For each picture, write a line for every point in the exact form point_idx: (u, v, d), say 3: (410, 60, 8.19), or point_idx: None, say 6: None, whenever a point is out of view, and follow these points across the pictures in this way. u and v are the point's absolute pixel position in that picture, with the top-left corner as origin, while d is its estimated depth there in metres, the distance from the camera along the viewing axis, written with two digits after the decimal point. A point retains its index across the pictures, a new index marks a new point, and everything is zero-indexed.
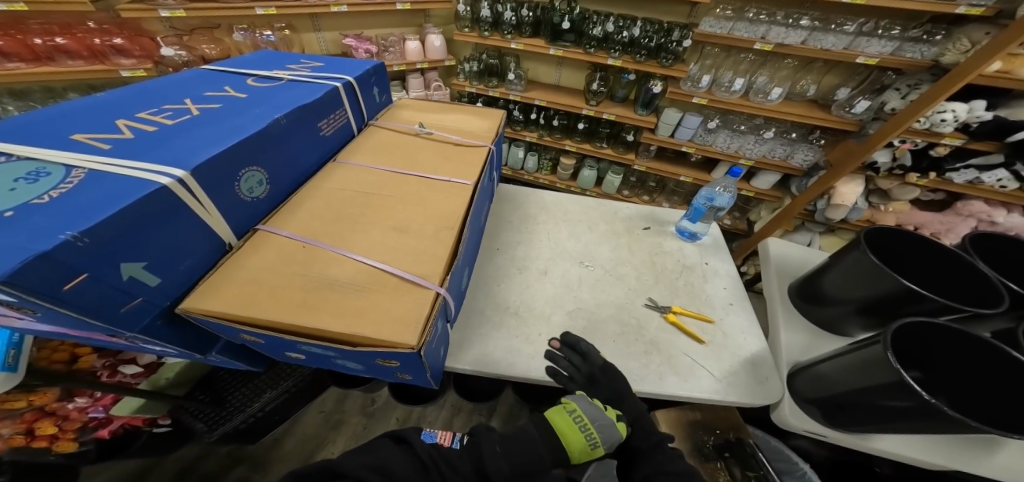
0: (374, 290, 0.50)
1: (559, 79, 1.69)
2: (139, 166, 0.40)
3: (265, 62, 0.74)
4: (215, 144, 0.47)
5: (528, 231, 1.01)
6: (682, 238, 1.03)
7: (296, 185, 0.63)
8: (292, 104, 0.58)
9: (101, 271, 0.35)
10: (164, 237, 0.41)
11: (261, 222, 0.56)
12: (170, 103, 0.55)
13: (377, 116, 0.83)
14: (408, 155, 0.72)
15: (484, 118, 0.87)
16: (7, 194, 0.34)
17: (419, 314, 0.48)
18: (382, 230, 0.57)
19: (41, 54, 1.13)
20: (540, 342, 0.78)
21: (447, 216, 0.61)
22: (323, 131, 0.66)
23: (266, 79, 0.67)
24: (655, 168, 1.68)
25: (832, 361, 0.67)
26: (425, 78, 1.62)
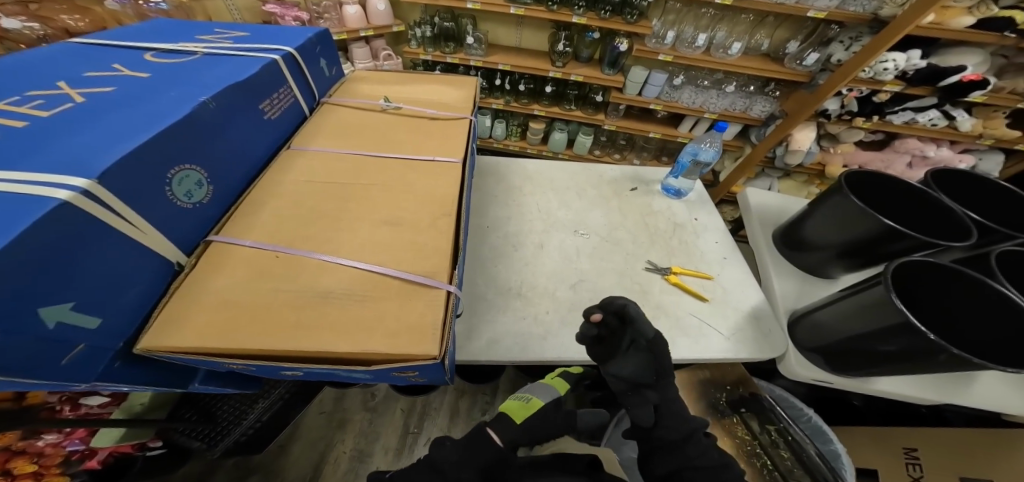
0: (377, 297, 0.43)
1: (520, 41, 1.58)
2: (24, 176, 0.29)
3: (166, 31, 0.57)
4: (127, 138, 0.35)
5: (516, 204, 0.94)
6: (668, 196, 1.02)
7: (249, 180, 0.52)
8: (219, 81, 0.45)
9: (6, 327, 0.26)
10: (87, 267, 0.31)
11: (213, 230, 0.45)
12: (39, 88, 0.40)
13: (330, 92, 0.70)
14: (379, 134, 0.62)
15: (455, 87, 0.77)
16: None
17: (434, 319, 0.42)
18: (367, 225, 0.48)
19: None
20: (549, 321, 0.75)
21: (441, 201, 0.53)
22: (267, 113, 0.54)
23: (172, 52, 0.51)
24: (625, 127, 1.65)
25: (831, 308, 0.70)
26: (371, 47, 1.44)
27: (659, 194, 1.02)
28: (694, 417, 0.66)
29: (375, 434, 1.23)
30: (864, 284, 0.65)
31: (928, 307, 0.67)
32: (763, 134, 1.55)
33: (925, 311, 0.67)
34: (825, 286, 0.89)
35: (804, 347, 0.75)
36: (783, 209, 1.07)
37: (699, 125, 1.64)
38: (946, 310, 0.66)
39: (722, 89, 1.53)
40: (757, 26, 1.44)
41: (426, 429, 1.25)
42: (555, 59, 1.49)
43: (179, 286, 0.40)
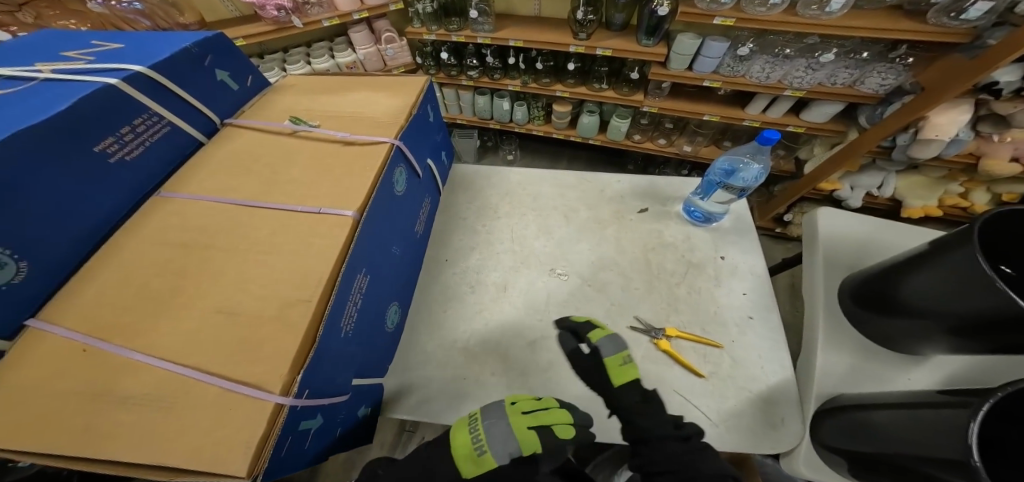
0: (186, 405, 0.34)
1: (539, 9, 1.31)
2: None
3: (25, 51, 0.48)
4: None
5: (484, 231, 0.79)
6: (693, 219, 0.77)
7: (102, 238, 0.44)
8: (20, 125, 0.36)
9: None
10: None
11: (44, 311, 0.38)
12: None
13: (236, 114, 0.61)
14: (271, 169, 0.51)
15: (391, 94, 0.62)
16: None
17: (250, 436, 0.32)
18: (205, 313, 0.39)
19: None
20: (491, 385, 0.61)
21: (309, 275, 0.42)
22: (113, 156, 0.44)
23: (9, 82, 0.42)
24: (669, 108, 1.32)
25: (884, 413, 0.43)
26: (373, 30, 1.32)
27: (676, 219, 0.78)
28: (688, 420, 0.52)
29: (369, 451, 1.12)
30: (945, 395, 0.39)
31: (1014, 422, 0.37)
32: (880, 115, 1.10)
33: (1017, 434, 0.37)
34: (901, 363, 0.59)
35: (824, 444, 0.51)
36: (868, 242, 0.74)
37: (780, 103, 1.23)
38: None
39: (814, 58, 1.11)
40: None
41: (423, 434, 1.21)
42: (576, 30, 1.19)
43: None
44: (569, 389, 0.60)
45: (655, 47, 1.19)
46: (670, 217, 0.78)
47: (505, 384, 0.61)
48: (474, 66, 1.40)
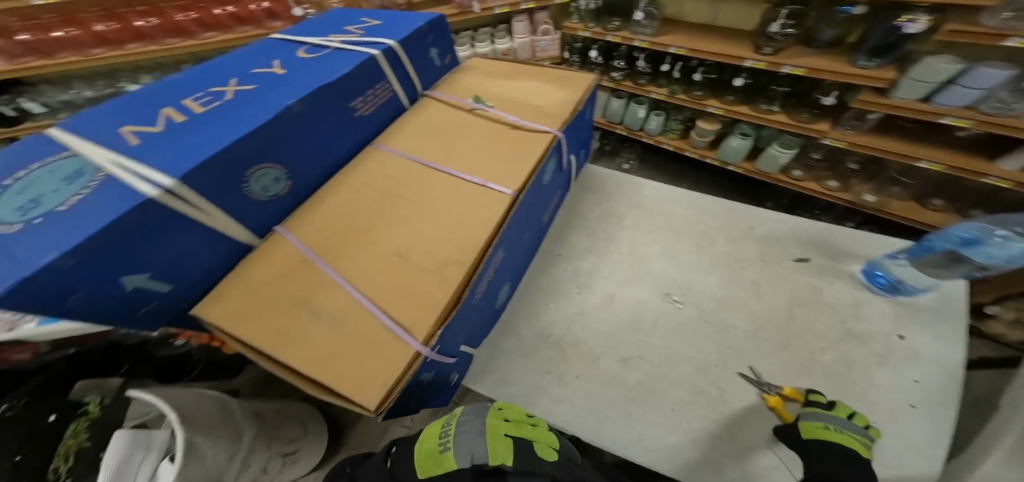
0: (353, 333, 0.41)
1: (717, 16, 1.27)
2: (139, 170, 0.37)
3: (325, 26, 0.67)
4: (220, 140, 0.41)
5: (605, 238, 0.78)
6: (878, 283, 0.64)
7: (326, 174, 0.57)
8: (317, 83, 0.49)
9: (90, 290, 0.34)
10: (170, 243, 0.39)
11: (281, 223, 0.51)
12: (217, 84, 0.51)
13: (433, 85, 0.70)
14: (447, 139, 0.60)
15: (560, 87, 0.65)
16: (48, 197, 0.36)
17: (387, 375, 0.38)
18: (382, 253, 0.47)
19: (108, 38, 1.09)
20: (575, 387, 0.61)
21: (465, 241, 0.47)
22: (358, 111, 0.57)
23: (316, 48, 0.59)
24: (859, 146, 1.13)
25: None
26: (532, 20, 1.39)
27: (850, 278, 0.66)
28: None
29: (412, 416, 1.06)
30: None
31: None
32: None
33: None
34: None
35: None
36: None
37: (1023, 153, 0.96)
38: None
39: None
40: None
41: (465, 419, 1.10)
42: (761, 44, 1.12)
43: (241, 264, 0.47)
44: (655, 419, 0.56)
45: (879, 69, 1.01)
46: (841, 276, 0.67)
47: (588, 388, 0.61)
48: (621, 67, 1.39)
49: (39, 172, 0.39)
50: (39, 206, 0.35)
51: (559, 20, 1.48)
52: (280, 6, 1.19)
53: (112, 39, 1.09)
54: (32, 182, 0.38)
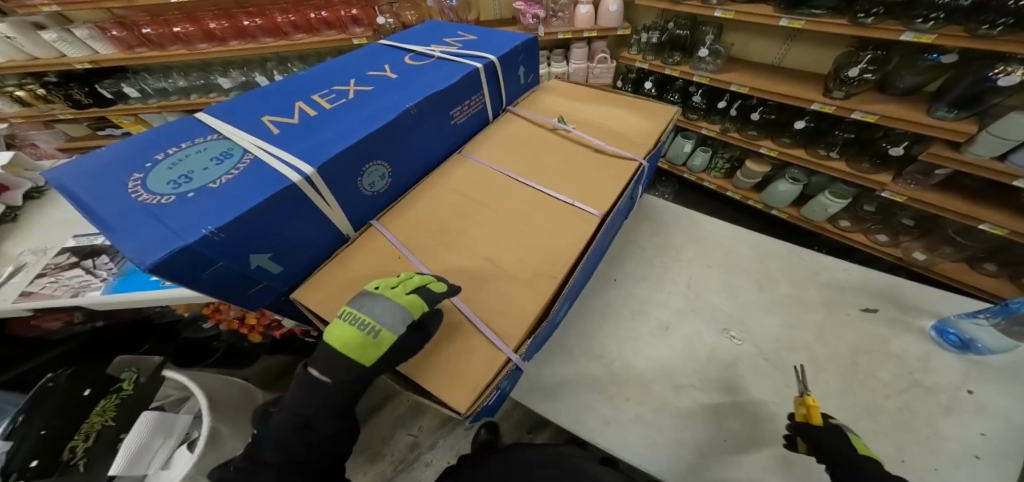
0: (449, 338, 0.42)
1: (782, 58, 1.37)
2: (285, 156, 0.42)
3: (425, 35, 0.73)
4: (347, 135, 0.46)
5: (659, 266, 0.78)
6: (947, 341, 0.62)
7: (420, 175, 0.60)
8: (427, 90, 0.54)
9: (230, 262, 0.37)
10: (294, 226, 0.42)
11: (377, 217, 0.53)
12: (338, 83, 0.57)
13: (517, 100, 0.73)
14: (533, 155, 0.61)
15: (643, 116, 0.67)
16: (202, 174, 0.41)
17: (481, 378, 0.39)
18: (473, 259, 0.49)
19: (216, 36, 1.42)
20: (625, 410, 0.59)
21: (556, 256, 0.48)
22: (454, 119, 0.60)
23: (421, 56, 0.65)
24: (924, 201, 1.17)
25: None
26: (590, 49, 1.44)
27: (919, 333, 0.64)
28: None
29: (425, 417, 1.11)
30: None
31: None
32: None
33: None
34: None
35: None
36: None
37: None
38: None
39: None
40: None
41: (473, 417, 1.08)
42: (832, 87, 1.17)
43: (341, 253, 0.49)
44: (705, 447, 0.55)
45: (954, 121, 1.03)
46: (910, 329, 0.65)
47: (637, 411, 0.59)
48: (675, 101, 1.48)
49: (188, 150, 0.44)
50: (193, 181, 0.40)
51: (616, 51, 1.63)
52: (364, 14, 1.36)
53: (218, 36, 1.42)
54: (185, 159, 0.43)
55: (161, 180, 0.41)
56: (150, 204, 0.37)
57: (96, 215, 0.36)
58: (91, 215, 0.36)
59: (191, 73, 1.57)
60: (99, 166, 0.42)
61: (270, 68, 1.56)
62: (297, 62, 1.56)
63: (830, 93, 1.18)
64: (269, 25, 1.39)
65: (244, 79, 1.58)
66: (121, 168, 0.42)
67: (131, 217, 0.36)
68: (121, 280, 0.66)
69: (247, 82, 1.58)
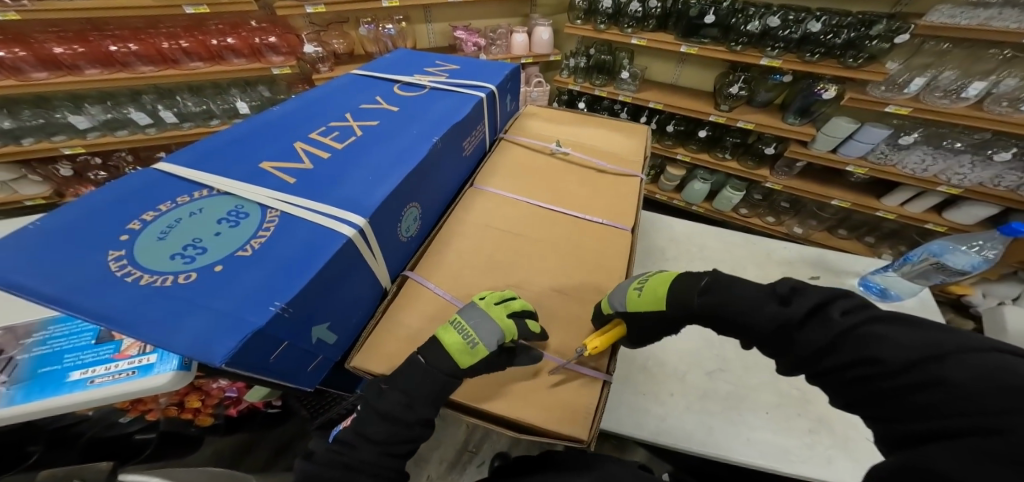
0: (538, 367, 0.44)
1: (677, 78, 1.65)
2: (325, 209, 0.41)
3: (405, 64, 0.75)
4: (381, 181, 0.45)
5: (655, 268, 0.86)
6: (873, 290, 0.82)
7: (441, 207, 0.61)
8: (445, 122, 0.55)
9: (294, 339, 0.37)
10: (348, 286, 0.43)
11: (409, 265, 0.53)
12: (334, 118, 0.55)
13: (507, 126, 0.77)
14: (550, 183, 0.64)
15: (625, 136, 0.76)
16: (218, 241, 0.39)
17: (589, 404, 0.41)
18: (537, 290, 0.51)
19: (63, 63, 1.10)
20: (672, 404, 0.69)
21: (610, 273, 0.53)
22: (465, 150, 0.62)
23: (410, 86, 0.65)
24: (794, 187, 1.50)
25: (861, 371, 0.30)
26: (526, 73, 1.54)
27: (852, 290, 0.83)
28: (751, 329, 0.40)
29: (427, 468, 0.94)
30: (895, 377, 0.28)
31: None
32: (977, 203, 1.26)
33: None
34: None
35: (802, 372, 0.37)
36: None
37: (897, 193, 1.39)
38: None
39: (984, 155, 1.22)
40: (1002, 67, 1.17)
41: (487, 451, 0.97)
42: (720, 101, 1.46)
43: (387, 307, 0.48)
44: (752, 422, 0.67)
45: (801, 125, 1.38)
46: (846, 288, 0.83)
47: (682, 401, 0.69)
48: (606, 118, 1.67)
49: (180, 211, 0.42)
50: (208, 251, 0.38)
51: (548, 75, 1.86)
52: (285, 43, 1.24)
53: (67, 62, 1.10)
54: (178, 226, 0.40)
55: (158, 254, 0.38)
56: (163, 286, 0.35)
57: (97, 309, 0.32)
58: (90, 307, 0.32)
59: (21, 111, 1.20)
60: (65, 247, 0.37)
61: (157, 108, 1.28)
62: (188, 96, 1.31)
63: (720, 106, 1.47)
64: (145, 51, 1.14)
65: (108, 116, 1.27)
66: (97, 246, 0.38)
67: (147, 301, 0.33)
68: (21, 388, 0.51)
69: (114, 120, 1.28)
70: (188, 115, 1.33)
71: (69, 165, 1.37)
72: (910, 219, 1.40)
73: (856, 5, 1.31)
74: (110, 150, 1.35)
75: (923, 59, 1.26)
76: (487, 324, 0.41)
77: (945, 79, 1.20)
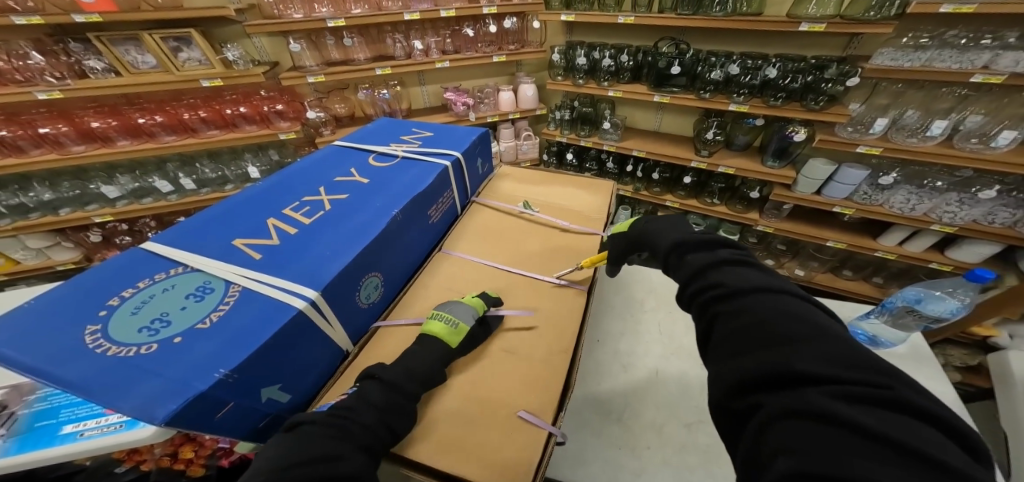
0: (485, 422, 0.45)
1: (659, 124, 1.73)
2: (281, 284, 0.47)
3: (383, 135, 0.85)
4: (342, 253, 0.52)
5: (634, 321, 0.93)
6: (861, 338, 0.81)
7: (407, 270, 0.67)
8: (407, 194, 0.63)
9: (240, 400, 0.40)
10: (303, 349, 0.47)
11: (371, 328, 0.57)
12: (309, 194, 0.65)
13: (479, 189, 0.87)
14: (515, 244, 0.72)
15: (591, 194, 0.85)
16: (183, 315, 0.43)
17: (530, 459, 0.41)
18: (490, 351, 0.54)
19: (98, 136, 1.24)
20: (649, 457, 0.68)
21: (564, 332, 0.56)
22: (431, 217, 0.70)
23: (384, 157, 0.76)
24: (786, 229, 1.51)
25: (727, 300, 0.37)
26: (515, 128, 1.64)
27: None
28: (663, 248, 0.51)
29: None
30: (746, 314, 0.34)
31: (816, 337, 0.29)
32: (977, 243, 1.25)
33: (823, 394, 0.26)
34: None
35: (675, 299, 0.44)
36: None
37: (894, 232, 1.38)
38: (855, 412, 0.24)
39: (969, 193, 1.22)
40: (958, 105, 1.23)
41: None
42: (700, 147, 1.51)
43: (346, 365, 0.52)
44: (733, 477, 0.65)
45: (780, 168, 1.43)
46: None
47: (659, 454, 0.68)
48: (593, 167, 1.76)
49: (154, 287, 0.47)
50: (172, 324, 0.42)
51: (538, 128, 1.98)
52: (291, 109, 1.38)
53: (101, 135, 1.24)
54: (150, 302, 0.45)
55: (126, 327, 0.42)
56: (124, 356, 0.38)
57: (60, 379, 0.35)
58: (51, 380, 0.36)
59: (61, 184, 1.34)
60: (43, 324, 0.42)
61: (180, 177, 1.40)
62: (206, 162, 1.44)
63: (699, 152, 1.52)
64: (169, 122, 1.28)
65: (136, 185, 1.39)
66: (72, 322, 0.42)
67: (107, 370, 0.37)
68: (16, 440, 0.56)
69: (141, 188, 1.40)
70: (206, 180, 1.44)
71: (99, 232, 1.48)
72: (912, 258, 1.37)
73: (810, 50, 1.43)
74: (135, 217, 1.46)
75: (882, 99, 1.33)
76: (463, 308, 0.54)
77: (910, 118, 1.25)
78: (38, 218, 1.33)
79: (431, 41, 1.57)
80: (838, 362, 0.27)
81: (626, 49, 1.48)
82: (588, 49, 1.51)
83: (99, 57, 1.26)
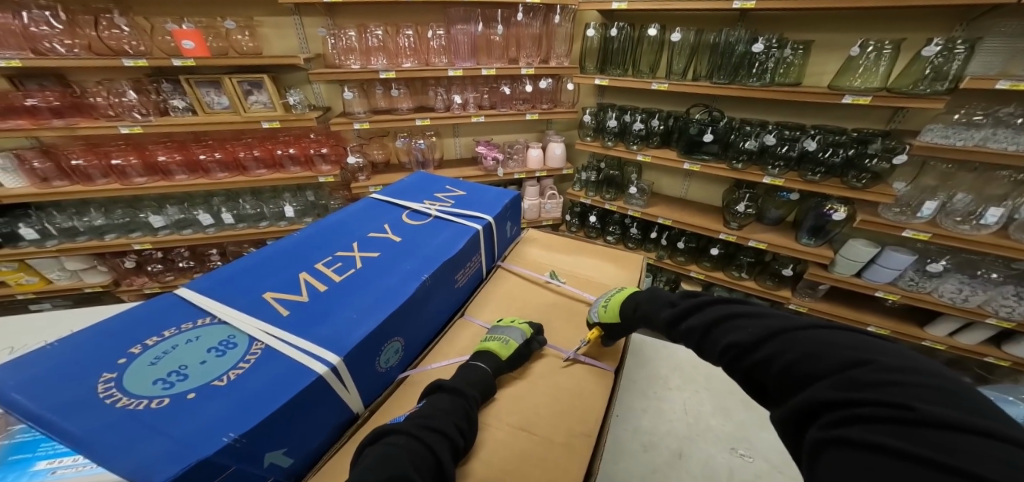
0: None
1: (686, 190, 1.73)
2: (304, 345, 0.47)
3: (418, 191, 0.89)
4: (370, 316, 0.53)
5: (657, 398, 0.96)
6: None
7: (428, 336, 0.67)
8: (438, 259, 0.65)
9: (242, 464, 0.38)
10: (313, 414, 0.45)
11: (384, 396, 0.56)
12: (342, 250, 0.67)
13: (505, 254, 0.90)
14: (539, 315, 0.72)
15: (618, 267, 0.86)
16: (202, 370, 0.44)
17: None
18: (507, 424, 0.51)
19: (160, 169, 1.39)
20: None
21: (585, 416, 0.53)
22: (457, 281, 0.71)
23: (417, 215, 0.78)
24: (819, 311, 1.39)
25: (745, 347, 0.38)
26: (540, 185, 1.70)
27: None
28: (659, 318, 0.52)
29: None
30: (772, 358, 0.35)
31: (840, 366, 0.30)
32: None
33: (846, 423, 0.27)
34: None
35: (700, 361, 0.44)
36: None
37: (943, 323, 1.25)
38: (878, 435, 0.25)
39: None
40: (1013, 191, 1.12)
41: None
42: (729, 219, 1.47)
43: (347, 438, 0.51)
44: None
45: (816, 246, 1.35)
46: None
47: None
48: (617, 230, 1.75)
49: (178, 338, 0.48)
50: (188, 379, 0.43)
51: (563, 186, 2.02)
52: (335, 153, 1.50)
53: (163, 170, 1.39)
54: (171, 353, 0.46)
55: (142, 379, 0.43)
56: (134, 410, 0.39)
57: (66, 432, 0.35)
58: (58, 432, 0.36)
59: (117, 213, 1.49)
60: (59, 371, 0.43)
61: (222, 212, 1.52)
62: (248, 199, 1.56)
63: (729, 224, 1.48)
64: (225, 159, 1.41)
65: (181, 216, 1.52)
66: (90, 370, 0.43)
67: (114, 424, 0.37)
68: None
69: (184, 219, 1.52)
70: (244, 216, 1.55)
71: (135, 258, 1.61)
72: (965, 351, 1.23)
73: (849, 122, 1.40)
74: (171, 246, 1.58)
75: (929, 180, 1.24)
76: (513, 329, 0.61)
77: (960, 202, 1.16)
78: (88, 241, 1.47)
79: (469, 96, 1.68)
80: (857, 385, 0.28)
81: (657, 115, 1.51)
82: (619, 112, 1.56)
83: (183, 97, 1.43)
